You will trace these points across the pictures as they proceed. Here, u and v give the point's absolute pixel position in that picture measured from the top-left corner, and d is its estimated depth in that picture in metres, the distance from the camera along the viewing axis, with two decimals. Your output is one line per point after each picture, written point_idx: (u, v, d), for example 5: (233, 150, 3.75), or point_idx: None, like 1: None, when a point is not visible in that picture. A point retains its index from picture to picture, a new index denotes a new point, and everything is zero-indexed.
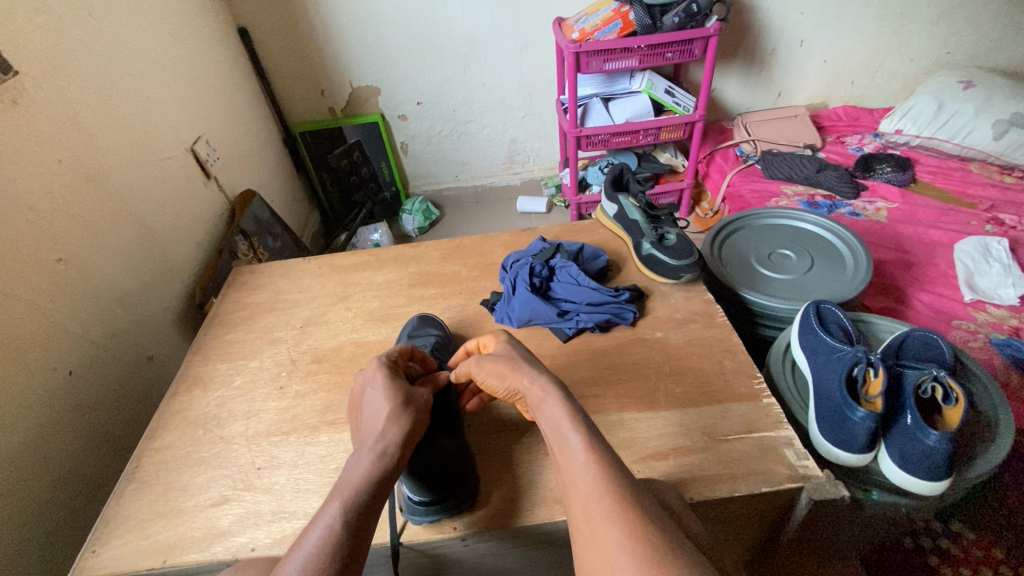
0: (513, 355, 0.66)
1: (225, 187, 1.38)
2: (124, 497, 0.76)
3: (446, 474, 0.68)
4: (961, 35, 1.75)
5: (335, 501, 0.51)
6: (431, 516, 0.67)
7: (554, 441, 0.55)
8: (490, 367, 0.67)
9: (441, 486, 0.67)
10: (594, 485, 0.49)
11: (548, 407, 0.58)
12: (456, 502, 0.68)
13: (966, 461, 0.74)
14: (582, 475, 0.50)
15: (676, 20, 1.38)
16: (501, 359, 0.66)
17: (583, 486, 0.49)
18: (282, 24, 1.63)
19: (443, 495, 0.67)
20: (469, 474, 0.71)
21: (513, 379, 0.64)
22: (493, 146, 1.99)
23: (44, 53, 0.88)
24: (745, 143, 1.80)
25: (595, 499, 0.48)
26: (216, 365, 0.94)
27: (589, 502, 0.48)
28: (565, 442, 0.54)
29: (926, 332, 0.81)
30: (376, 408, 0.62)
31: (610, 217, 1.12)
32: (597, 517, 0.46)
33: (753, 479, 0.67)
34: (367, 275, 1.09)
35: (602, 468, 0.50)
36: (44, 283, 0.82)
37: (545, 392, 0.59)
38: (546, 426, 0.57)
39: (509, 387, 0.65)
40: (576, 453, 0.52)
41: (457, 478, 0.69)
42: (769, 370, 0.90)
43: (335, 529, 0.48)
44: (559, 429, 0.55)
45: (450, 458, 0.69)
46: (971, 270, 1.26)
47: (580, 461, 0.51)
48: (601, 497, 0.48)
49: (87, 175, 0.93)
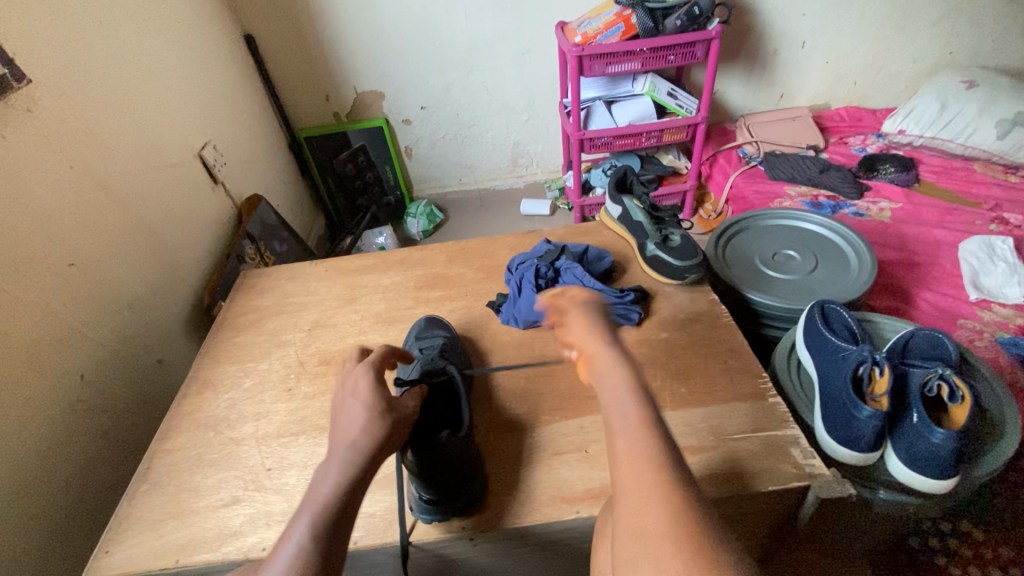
0: (598, 326, 0.60)
1: (232, 192, 1.40)
2: (136, 498, 0.77)
3: (457, 468, 0.67)
4: (964, 35, 1.76)
5: (305, 519, 0.51)
6: (437, 515, 0.67)
7: (608, 412, 0.53)
8: (575, 330, 0.61)
9: (451, 482, 0.67)
10: (643, 460, 0.47)
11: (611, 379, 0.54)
12: (464, 502, 0.68)
13: (972, 459, 0.74)
14: (633, 452, 0.48)
15: (679, 22, 1.40)
16: (588, 329, 0.60)
17: (636, 461, 0.47)
18: (287, 31, 1.65)
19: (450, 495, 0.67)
20: (477, 473, 0.70)
21: (587, 345, 0.59)
22: (496, 150, 2.01)
23: (56, 62, 0.89)
24: (748, 144, 1.81)
25: (643, 474, 0.46)
26: (226, 367, 0.95)
27: (636, 473, 0.46)
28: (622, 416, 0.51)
29: (932, 331, 0.81)
30: (351, 412, 0.60)
31: (614, 219, 1.13)
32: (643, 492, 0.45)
33: (760, 478, 0.68)
34: (374, 278, 1.10)
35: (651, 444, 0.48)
36: (56, 288, 0.83)
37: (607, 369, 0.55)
38: (606, 397, 0.54)
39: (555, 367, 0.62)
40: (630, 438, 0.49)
41: (467, 473, 0.68)
42: (774, 369, 0.91)
43: (305, 550, 0.48)
44: (617, 401, 0.52)
45: (457, 456, 0.67)
46: (976, 269, 1.26)
47: (632, 436, 0.49)
48: (648, 474, 0.46)
49: (99, 182, 0.94)
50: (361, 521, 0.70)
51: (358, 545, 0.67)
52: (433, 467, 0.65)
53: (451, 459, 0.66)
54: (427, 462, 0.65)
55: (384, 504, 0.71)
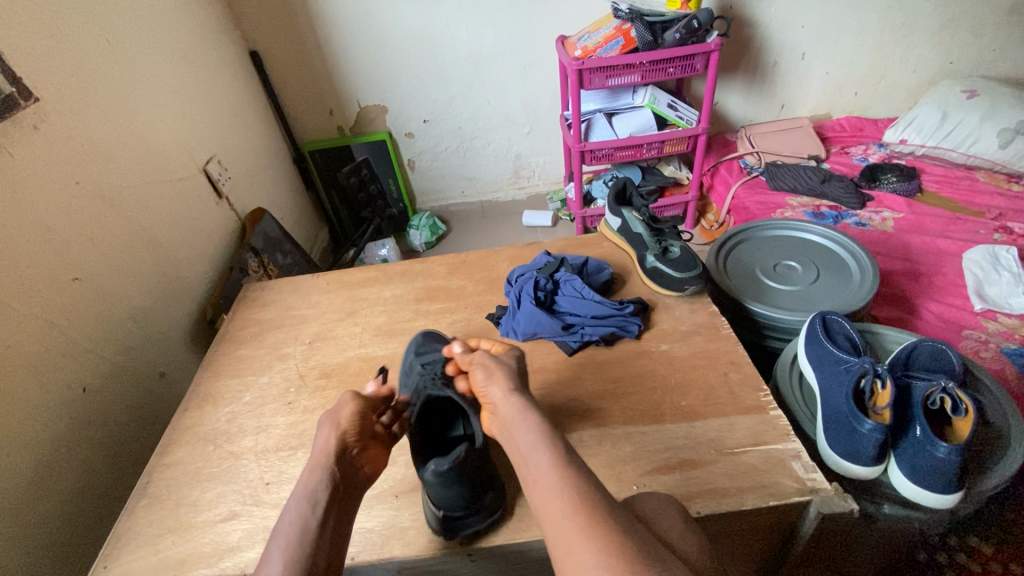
0: (508, 366, 0.66)
1: (236, 206, 1.41)
2: (135, 513, 0.77)
3: (478, 476, 0.66)
4: (964, 45, 1.76)
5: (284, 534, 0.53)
6: (451, 529, 0.66)
7: (524, 468, 0.55)
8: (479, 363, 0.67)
9: (474, 492, 0.65)
10: (566, 506, 0.49)
11: (524, 429, 0.57)
12: (486, 511, 0.67)
13: (976, 475, 0.72)
14: (551, 497, 0.50)
15: (678, 36, 1.41)
16: (495, 367, 0.66)
17: (553, 513, 0.49)
18: (291, 46, 1.68)
19: (474, 506, 0.66)
20: (494, 481, 0.69)
21: (495, 381, 0.64)
22: (498, 162, 2.02)
23: (64, 81, 0.91)
24: (749, 155, 1.81)
25: (567, 518, 0.48)
26: (226, 380, 0.96)
27: (561, 523, 0.48)
28: (536, 466, 0.53)
29: (934, 343, 0.80)
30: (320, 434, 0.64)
31: (614, 231, 1.13)
32: (569, 541, 0.46)
33: (761, 492, 0.67)
34: (375, 291, 1.11)
35: (574, 484, 0.50)
36: (60, 302, 0.84)
37: (518, 411, 0.60)
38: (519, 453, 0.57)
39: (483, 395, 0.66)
40: (544, 472, 0.52)
41: (487, 480, 0.67)
42: (776, 381, 0.90)
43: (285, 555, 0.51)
44: (529, 450, 0.55)
45: (474, 478, 0.65)
46: (980, 279, 1.25)
47: (550, 483, 0.51)
48: (573, 517, 0.48)
49: (104, 197, 0.96)
50: (359, 536, 0.69)
51: (356, 560, 0.67)
52: (456, 481, 0.63)
53: (473, 471, 0.64)
54: (449, 477, 0.62)
55: (382, 519, 0.71)
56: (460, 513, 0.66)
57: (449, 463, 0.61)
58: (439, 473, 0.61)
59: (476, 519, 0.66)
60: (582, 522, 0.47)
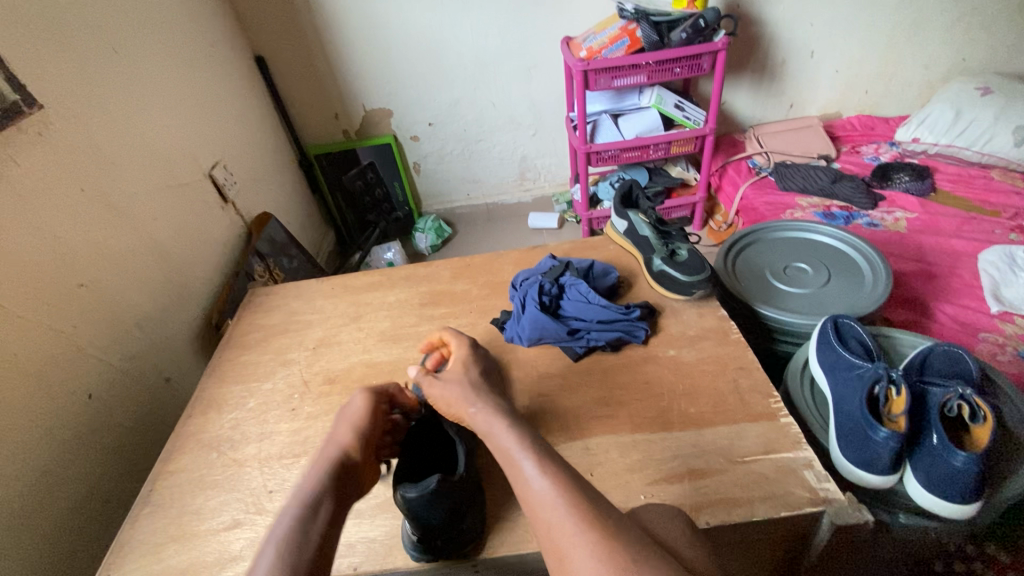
0: (464, 383, 0.67)
1: (242, 211, 1.41)
2: (139, 520, 0.77)
3: (456, 502, 0.65)
4: (977, 41, 1.73)
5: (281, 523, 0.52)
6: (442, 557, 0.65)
7: (509, 472, 0.54)
8: (439, 391, 0.67)
9: (454, 517, 0.64)
10: (559, 507, 0.47)
11: (500, 434, 0.57)
12: (468, 537, 0.65)
13: (996, 483, 0.71)
14: (540, 499, 0.49)
15: (684, 35, 1.40)
16: (452, 388, 0.66)
17: (547, 517, 0.47)
18: (297, 50, 1.68)
19: (451, 535, 0.64)
20: (474, 504, 0.68)
21: (459, 405, 0.63)
22: (504, 164, 2.01)
23: (69, 89, 0.92)
24: (757, 155, 1.78)
25: (559, 519, 0.47)
26: (231, 387, 0.95)
27: (551, 522, 0.47)
28: (519, 470, 0.52)
29: (951, 347, 0.78)
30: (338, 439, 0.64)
31: (621, 234, 1.11)
32: (561, 542, 0.45)
33: (772, 502, 0.65)
34: (379, 295, 1.10)
35: (562, 484, 0.49)
36: (66, 308, 0.84)
37: (490, 422, 0.60)
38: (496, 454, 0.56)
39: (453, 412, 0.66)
40: (531, 476, 0.51)
41: (466, 502, 0.66)
42: (787, 387, 0.88)
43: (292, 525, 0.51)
44: (508, 449, 0.55)
45: (451, 504, 0.64)
46: (997, 280, 1.22)
47: (540, 487, 0.50)
48: (567, 517, 0.46)
49: (110, 205, 0.96)
50: (362, 546, 0.68)
51: (359, 570, 0.66)
52: (429, 510, 0.63)
53: (446, 500, 0.64)
54: (419, 506, 0.62)
55: (386, 528, 0.70)
56: (436, 541, 0.65)
57: (418, 490, 0.62)
58: (407, 500, 0.62)
59: (455, 548, 0.65)
60: (577, 523, 0.46)
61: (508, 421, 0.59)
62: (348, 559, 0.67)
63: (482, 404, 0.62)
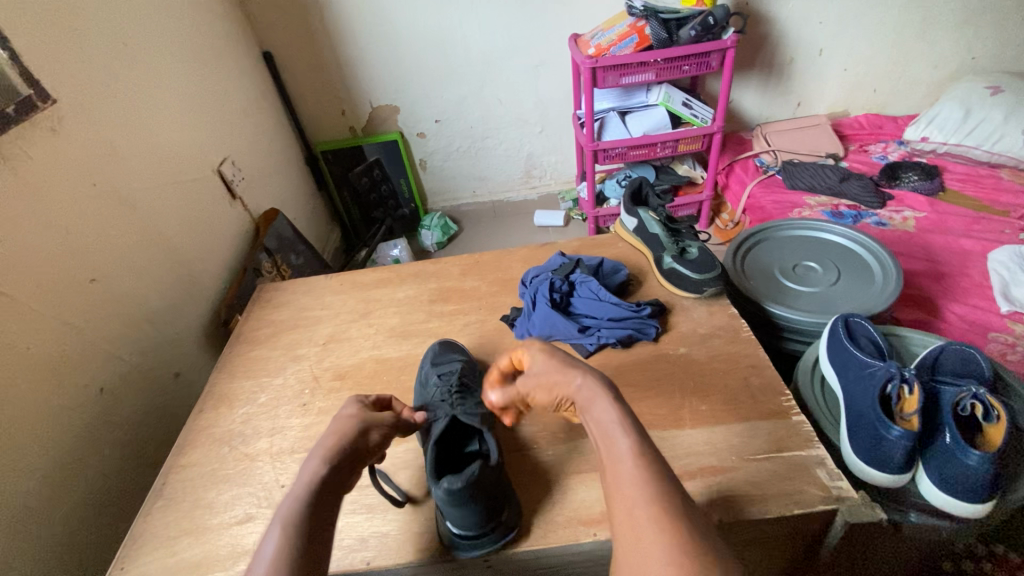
0: (551, 363, 0.59)
1: (250, 207, 1.41)
2: (152, 514, 0.77)
3: (494, 494, 0.64)
4: (987, 40, 1.72)
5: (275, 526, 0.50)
6: (477, 548, 0.65)
7: (603, 446, 0.52)
8: (533, 381, 0.61)
9: (492, 509, 0.64)
10: (639, 497, 0.47)
11: (603, 416, 0.53)
12: (503, 529, 0.65)
13: (1009, 481, 0.71)
14: (625, 480, 0.48)
15: (693, 33, 1.39)
16: (545, 371, 0.59)
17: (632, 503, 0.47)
18: (304, 46, 1.68)
19: (489, 525, 0.64)
20: (509, 498, 0.68)
21: (555, 382, 0.58)
22: (510, 162, 2.01)
23: (82, 84, 0.92)
24: (764, 153, 1.78)
25: (633, 510, 0.46)
26: (242, 382, 0.96)
27: (627, 510, 0.47)
28: (613, 450, 0.51)
29: (963, 346, 0.78)
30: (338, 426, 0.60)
31: (630, 231, 1.11)
32: (631, 530, 0.46)
33: (784, 500, 0.66)
34: (388, 291, 1.10)
35: (650, 474, 0.48)
36: (78, 303, 0.84)
37: (593, 392, 0.56)
38: (595, 431, 0.54)
39: (556, 397, 0.60)
40: (623, 457, 0.50)
41: (502, 495, 0.66)
42: (797, 386, 0.88)
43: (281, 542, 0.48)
44: (604, 425, 0.53)
45: (491, 493, 0.64)
46: (1006, 280, 1.22)
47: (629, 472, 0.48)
48: (643, 513, 0.46)
49: (120, 200, 0.96)
50: (375, 541, 0.69)
51: (372, 565, 0.66)
52: (469, 501, 0.62)
53: (487, 489, 0.63)
54: (463, 497, 0.61)
55: (398, 523, 0.70)
56: (471, 532, 0.64)
57: (463, 480, 0.60)
58: (452, 491, 0.60)
59: (492, 539, 0.65)
60: (653, 518, 0.45)
61: (611, 396, 0.55)
62: (361, 553, 0.68)
63: (581, 370, 0.58)
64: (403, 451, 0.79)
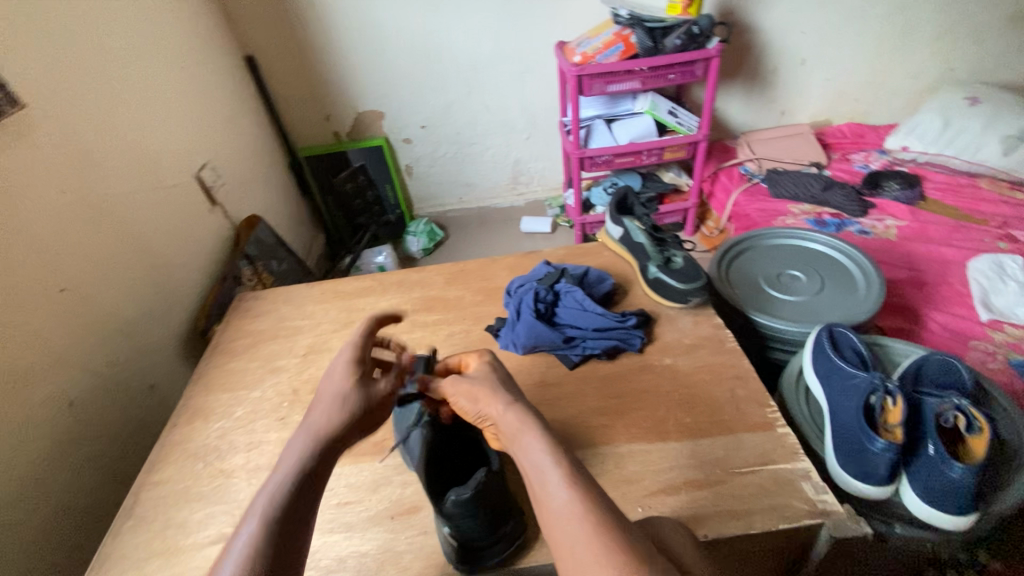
0: (488, 380, 0.62)
1: (230, 213, 1.38)
2: (121, 534, 0.74)
3: (500, 504, 0.63)
4: (964, 52, 1.75)
5: (263, 506, 0.51)
6: (490, 560, 0.64)
7: (533, 478, 0.51)
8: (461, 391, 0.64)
9: (497, 520, 0.63)
10: (581, 521, 0.45)
11: (525, 444, 0.54)
12: (509, 540, 0.64)
13: (992, 492, 0.71)
14: (564, 511, 0.47)
15: (678, 42, 1.40)
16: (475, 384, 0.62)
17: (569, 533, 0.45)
18: (289, 49, 1.65)
19: (497, 535, 0.63)
20: (515, 509, 0.66)
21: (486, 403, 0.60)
22: (497, 168, 2.00)
23: (52, 87, 0.89)
24: (749, 161, 1.78)
25: (584, 537, 0.44)
26: (218, 395, 0.93)
27: (573, 540, 0.45)
28: (544, 477, 0.50)
29: (945, 357, 0.78)
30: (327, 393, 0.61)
31: (615, 240, 1.10)
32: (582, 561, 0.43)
33: (770, 515, 0.65)
34: (371, 301, 1.08)
35: (584, 496, 0.47)
36: (45, 312, 0.81)
37: (520, 421, 0.56)
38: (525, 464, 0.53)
39: (481, 412, 0.62)
40: (556, 487, 0.49)
41: (509, 505, 0.65)
42: (783, 395, 0.88)
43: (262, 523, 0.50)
44: (531, 455, 0.52)
45: (497, 501, 0.63)
46: (986, 288, 1.23)
47: (563, 501, 0.47)
48: (591, 536, 0.44)
49: (91, 206, 0.93)
50: (353, 561, 0.67)
51: None
52: (477, 512, 0.61)
53: (493, 497, 0.62)
54: (472, 507, 0.60)
55: (377, 542, 0.69)
56: (481, 544, 0.63)
57: (471, 490, 0.59)
58: (460, 503, 0.59)
59: (501, 548, 0.64)
60: (601, 540, 0.44)
61: (527, 419, 0.56)
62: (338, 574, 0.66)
63: (500, 399, 0.59)
64: (383, 467, 0.77)
